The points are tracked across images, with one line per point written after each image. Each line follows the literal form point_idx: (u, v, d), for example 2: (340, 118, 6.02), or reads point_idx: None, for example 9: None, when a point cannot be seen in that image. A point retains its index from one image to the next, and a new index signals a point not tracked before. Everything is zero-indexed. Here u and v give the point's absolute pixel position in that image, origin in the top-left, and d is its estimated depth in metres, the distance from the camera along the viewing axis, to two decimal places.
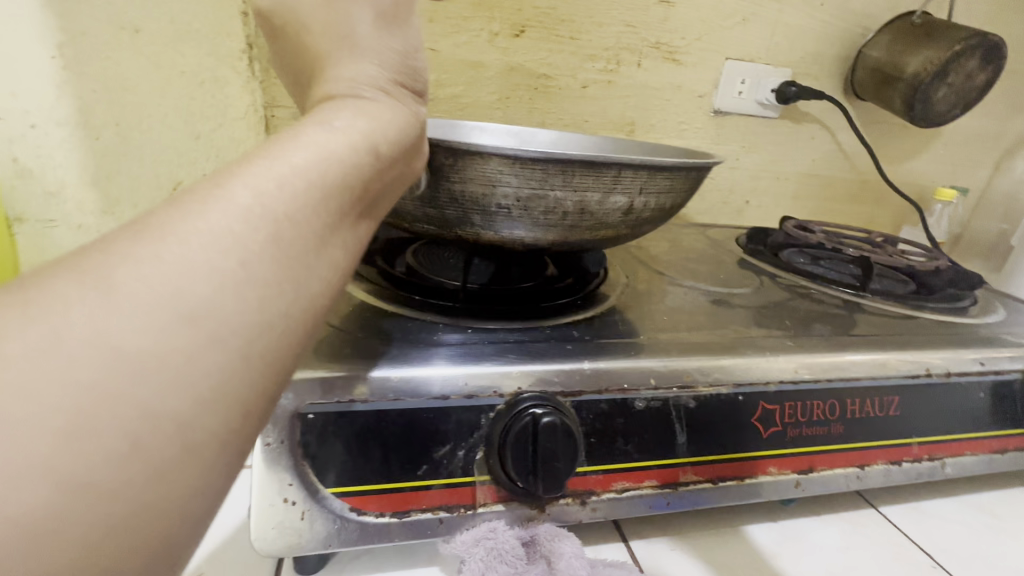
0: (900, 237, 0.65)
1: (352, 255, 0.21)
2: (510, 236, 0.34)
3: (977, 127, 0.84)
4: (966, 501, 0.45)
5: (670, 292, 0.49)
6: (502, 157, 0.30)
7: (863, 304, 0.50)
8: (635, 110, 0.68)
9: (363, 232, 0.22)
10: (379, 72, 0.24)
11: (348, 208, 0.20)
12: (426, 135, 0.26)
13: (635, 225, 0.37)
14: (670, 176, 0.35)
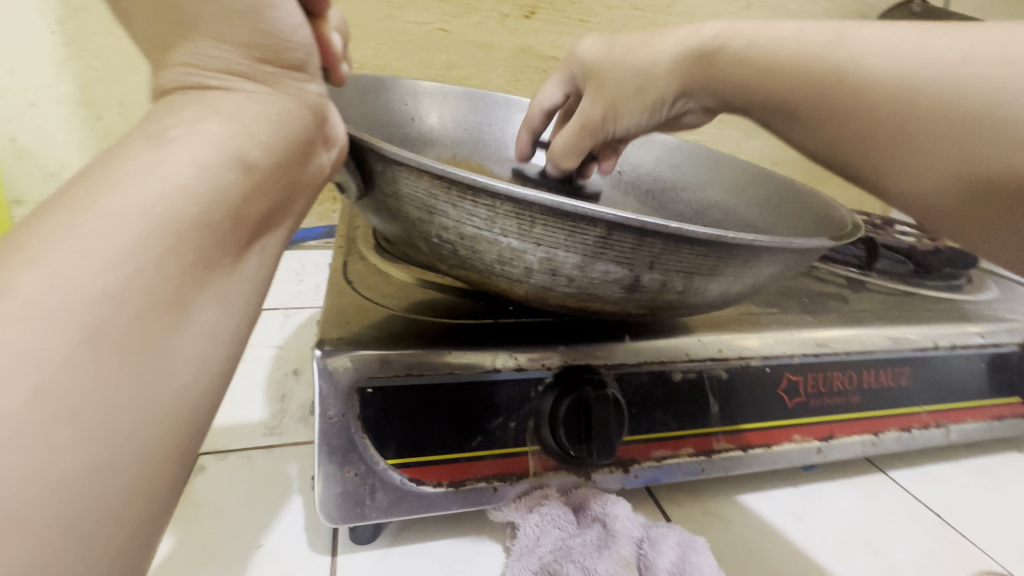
0: (896, 220, 0.76)
1: (237, 296, 0.21)
2: (463, 266, 0.31)
3: None
4: (965, 465, 0.49)
5: None
6: (441, 185, 0.28)
7: (867, 282, 0.60)
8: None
9: (250, 263, 0.22)
10: (226, 49, 0.22)
11: (209, 251, 0.20)
12: (312, 136, 0.25)
13: (644, 299, 0.30)
14: (696, 252, 0.28)
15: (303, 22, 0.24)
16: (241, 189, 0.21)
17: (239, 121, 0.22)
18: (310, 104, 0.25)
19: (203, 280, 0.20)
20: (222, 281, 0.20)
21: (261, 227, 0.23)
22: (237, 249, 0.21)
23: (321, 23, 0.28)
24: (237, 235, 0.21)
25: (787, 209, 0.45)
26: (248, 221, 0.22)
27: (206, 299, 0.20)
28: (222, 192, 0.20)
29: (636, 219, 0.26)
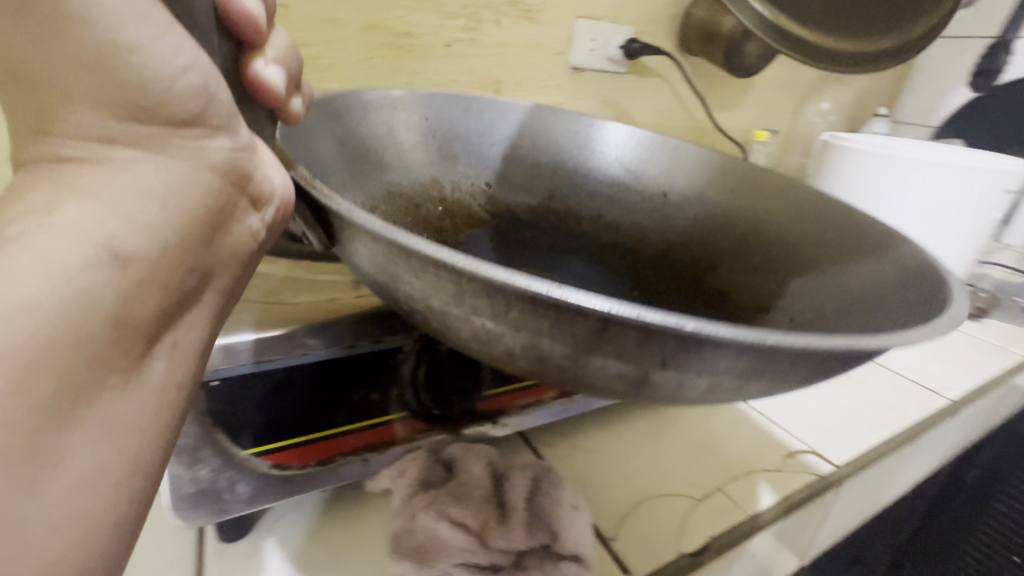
0: None
1: (132, 415, 0.18)
2: (442, 334, 0.27)
3: (783, 72, 0.89)
4: None
5: None
6: (402, 257, 0.24)
7: None
8: (502, 68, 0.63)
9: (153, 369, 0.19)
10: (94, 116, 0.18)
11: (78, 380, 0.16)
12: (211, 199, 0.21)
13: (668, 390, 0.26)
14: (729, 354, 0.22)
15: (191, 62, 0.19)
16: (114, 292, 0.17)
17: (105, 203, 0.18)
18: (214, 166, 0.21)
19: (82, 412, 0.17)
20: (112, 405, 0.17)
21: (170, 323, 0.20)
22: (132, 363, 0.18)
23: (258, 58, 0.23)
24: (126, 344, 0.18)
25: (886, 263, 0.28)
26: (138, 326, 0.18)
27: (90, 429, 0.17)
28: (86, 297, 0.17)
29: (635, 316, 0.21)
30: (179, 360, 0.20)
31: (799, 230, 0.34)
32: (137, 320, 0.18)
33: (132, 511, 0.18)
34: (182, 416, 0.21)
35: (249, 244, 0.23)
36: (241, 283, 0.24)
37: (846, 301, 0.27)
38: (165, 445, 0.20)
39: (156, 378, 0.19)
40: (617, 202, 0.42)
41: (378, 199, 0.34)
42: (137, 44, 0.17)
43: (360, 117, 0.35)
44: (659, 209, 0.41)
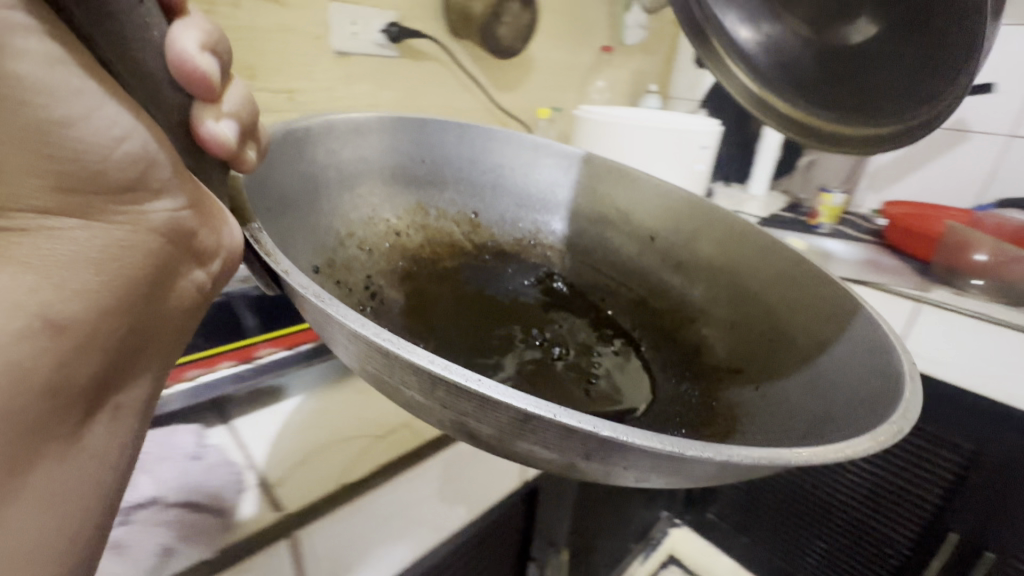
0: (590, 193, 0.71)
1: (70, 472, 0.22)
2: (380, 389, 0.30)
3: (559, 55, 1.00)
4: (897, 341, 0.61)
5: (493, 275, 0.61)
6: (334, 324, 0.27)
7: (630, 260, 0.62)
8: (252, 54, 0.62)
9: (94, 432, 0.23)
10: (44, 190, 0.20)
11: (19, 445, 0.20)
12: (141, 265, 0.23)
13: (593, 474, 0.28)
14: (647, 456, 0.25)
15: (129, 132, 0.21)
16: (47, 359, 0.20)
17: (46, 275, 0.21)
18: (155, 229, 0.23)
19: (23, 473, 0.21)
20: (50, 473, 0.21)
21: (110, 386, 0.23)
22: (69, 426, 0.22)
23: (211, 115, 0.25)
24: (64, 411, 0.21)
25: (776, 319, 0.49)
26: (74, 392, 0.21)
27: (25, 501, 0.21)
28: (20, 368, 0.20)
29: (553, 418, 0.23)
30: (121, 424, 0.24)
31: (778, 298, 0.50)
32: (73, 383, 0.21)
33: (73, 550, 0.23)
34: (128, 462, 0.25)
35: (194, 298, 0.26)
36: (188, 335, 0.27)
37: (819, 386, 0.40)
38: (107, 488, 0.24)
39: (95, 442, 0.23)
40: (605, 238, 0.63)
41: (358, 227, 0.53)
42: (72, 118, 0.20)
43: (318, 146, 0.48)
44: (628, 245, 0.62)
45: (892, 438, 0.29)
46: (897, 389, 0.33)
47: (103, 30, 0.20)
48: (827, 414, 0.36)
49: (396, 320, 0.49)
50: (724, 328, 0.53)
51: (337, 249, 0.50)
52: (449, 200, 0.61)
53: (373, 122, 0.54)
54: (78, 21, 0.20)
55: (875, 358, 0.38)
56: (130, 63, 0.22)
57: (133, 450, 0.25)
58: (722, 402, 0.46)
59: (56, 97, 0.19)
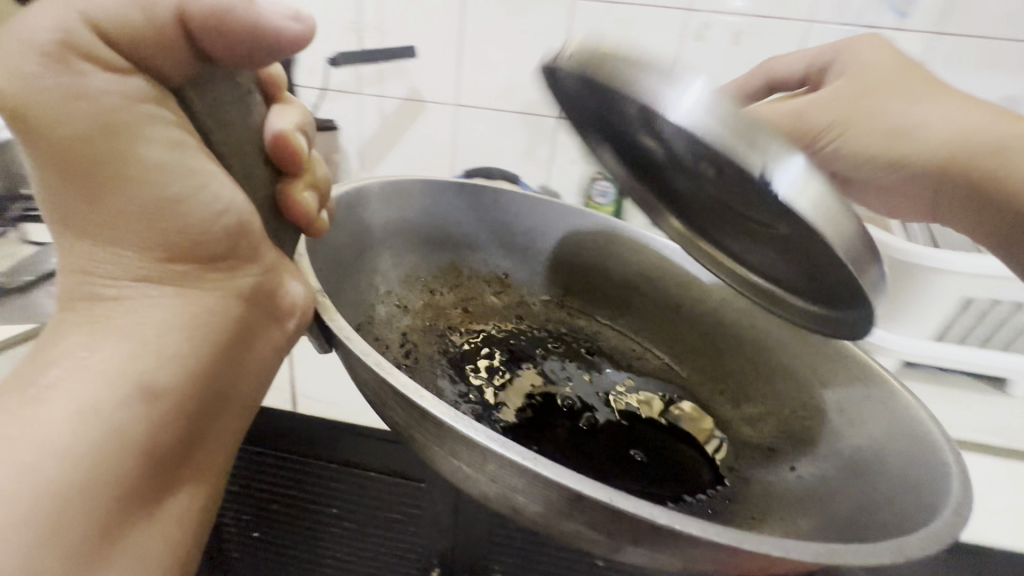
0: (595, 269, 0.63)
1: (160, 534, 0.23)
2: (425, 454, 0.30)
3: None
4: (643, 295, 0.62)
5: (518, 330, 0.61)
6: (391, 393, 0.28)
7: (655, 325, 0.61)
8: None
9: (180, 493, 0.24)
10: (141, 261, 0.22)
11: (111, 513, 0.21)
12: (224, 329, 0.24)
13: (642, 557, 0.27)
14: (696, 545, 0.24)
15: (232, 200, 0.23)
16: (141, 423, 0.22)
17: (145, 342, 0.22)
18: (242, 293, 0.25)
19: (116, 536, 0.21)
20: (138, 538, 0.22)
21: (200, 446, 0.24)
22: (159, 488, 0.23)
23: (297, 182, 0.27)
24: (151, 473, 0.22)
25: (810, 392, 0.48)
26: (160, 455, 0.22)
27: (117, 567, 0.22)
28: (116, 431, 0.21)
29: (609, 502, 0.24)
30: (202, 484, 0.24)
31: (811, 372, 0.49)
32: (164, 445, 0.22)
33: None
34: (206, 526, 0.25)
35: (270, 355, 0.27)
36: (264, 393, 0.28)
37: (855, 473, 0.39)
38: (187, 553, 0.24)
39: (180, 502, 0.24)
40: (631, 302, 0.62)
41: (395, 286, 0.56)
42: (183, 196, 0.21)
43: (362, 208, 0.53)
44: (660, 314, 0.61)
45: (948, 538, 0.28)
46: (947, 489, 0.33)
47: (215, 116, 0.22)
48: (868, 505, 0.35)
49: (428, 382, 0.51)
50: (754, 398, 0.53)
51: (378, 307, 0.53)
52: (473, 270, 0.62)
53: (414, 187, 0.57)
54: (194, 108, 0.22)
55: (918, 452, 0.37)
56: (233, 142, 0.24)
57: (213, 511, 0.26)
58: (756, 484, 0.45)
59: (174, 169, 0.21)
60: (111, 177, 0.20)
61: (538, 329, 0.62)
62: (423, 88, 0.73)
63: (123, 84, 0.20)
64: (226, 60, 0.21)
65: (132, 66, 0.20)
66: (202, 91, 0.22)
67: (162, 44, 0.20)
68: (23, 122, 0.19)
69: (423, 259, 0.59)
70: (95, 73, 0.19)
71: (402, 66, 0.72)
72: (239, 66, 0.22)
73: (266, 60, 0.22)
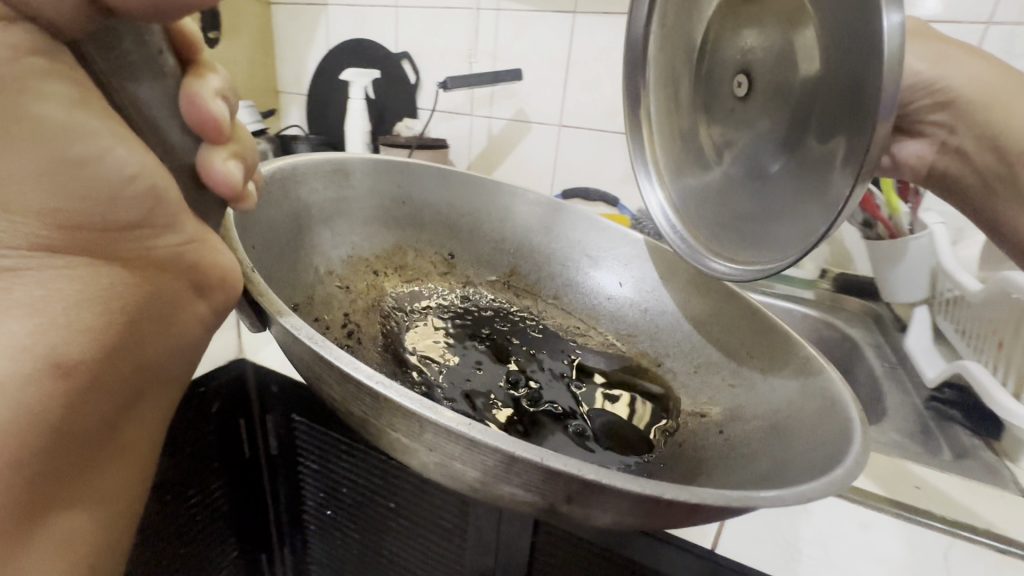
0: (544, 250, 0.64)
1: (88, 505, 0.23)
2: (367, 428, 0.30)
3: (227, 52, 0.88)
4: (592, 275, 0.63)
5: (466, 310, 0.61)
6: (325, 368, 0.28)
7: (602, 304, 0.62)
8: None
9: (106, 468, 0.24)
10: (42, 226, 0.20)
11: (26, 491, 0.21)
12: (143, 300, 0.23)
13: (578, 514, 0.28)
14: (625, 499, 0.26)
15: (141, 165, 0.21)
16: (54, 398, 0.21)
17: (55, 317, 0.21)
18: (157, 263, 0.23)
19: (39, 509, 0.22)
20: (65, 509, 0.23)
21: (120, 423, 0.23)
22: (75, 466, 0.22)
23: (218, 151, 0.26)
24: (68, 449, 0.22)
25: (742, 361, 0.51)
26: (77, 431, 0.22)
27: (43, 539, 0.22)
28: (25, 409, 0.20)
29: (541, 460, 0.25)
30: (130, 458, 0.24)
31: (740, 344, 0.52)
32: (79, 422, 0.22)
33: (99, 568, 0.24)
34: (139, 494, 0.26)
35: (199, 331, 0.26)
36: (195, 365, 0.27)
37: (773, 431, 0.42)
38: (120, 523, 0.25)
39: (108, 477, 0.24)
40: (576, 283, 0.63)
41: (338, 266, 0.55)
42: (88, 158, 0.20)
43: (303, 185, 0.51)
44: (601, 293, 0.62)
45: (844, 475, 0.31)
46: (847, 437, 0.35)
47: (120, 76, 0.21)
48: (784, 457, 0.38)
49: (372, 360, 0.51)
50: (692, 367, 0.55)
51: (318, 287, 0.52)
52: (419, 251, 0.62)
53: (358, 166, 0.57)
54: (97, 67, 0.21)
55: (826, 409, 0.40)
56: (147, 103, 0.23)
57: (146, 482, 0.26)
58: (689, 446, 0.47)
59: (69, 127, 0.19)
60: (2, 132, 0.19)
61: (484, 309, 0.62)
62: (529, 111, 0.79)
63: (6, 32, 0.18)
64: (133, 13, 0.20)
65: (18, 14, 0.18)
66: (105, 49, 0.21)
67: None
68: None
69: (369, 239, 0.58)
70: None
71: (513, 90, 0.79)
72: (146, 19, 0.20)
73: (179, 14, 0.21)
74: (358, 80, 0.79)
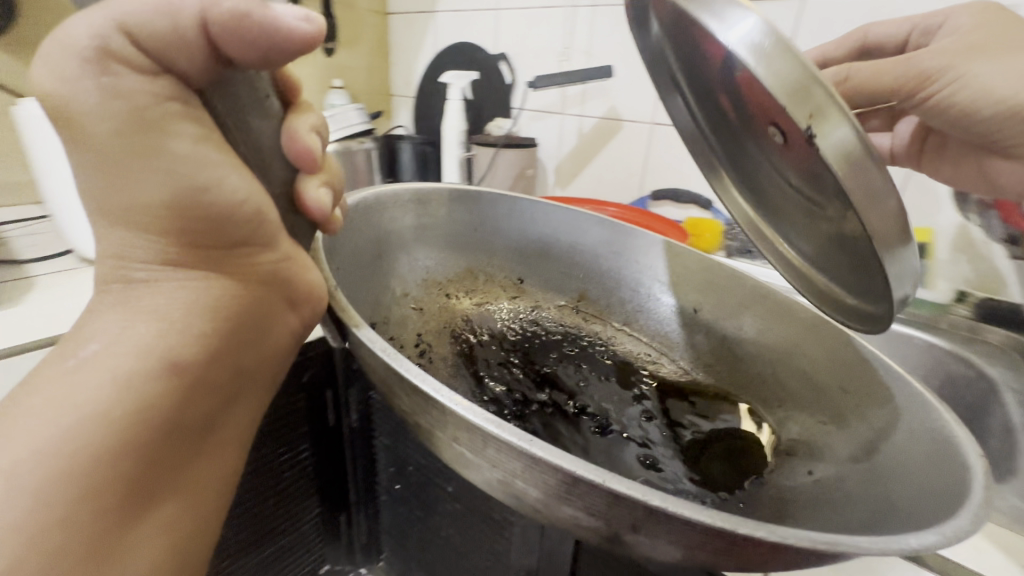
0: (614, 276, 0.63)
1: (189, 495, 0.25)
2: (436, 444, 0.31)
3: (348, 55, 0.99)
4: (665, 300, 0.61)
5: (535, 334, 0.62)
6: (397, 379, 0.29)
7: (676, 331, 0.60)
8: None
9: (207, 462, 0.26)
10: (167, 245, 0.24)
11: (142, 477, 0.23)
12: (245, 310, 0.26)
13: (641, 546, 0.27)
14: (695, 531, 0.24)
15: (249, 192, 0.24)
16: (170, 395, 0.23)
17: (171, 323, 0.24)
18: (258, 278, 0.26)
19: (151, 497, 0.24)
20: (171, 499, 0.24)
21: (219, 421, 0.26)
22: (186, 458, 0.25)
23: (308, 180, 0.29)
24: (178, 442, 0.24)
25: (833, 394, 0.47)
26: (186, 426, 0.24)
27: (155, 525, 0.24)
28: (147, 403, 0.23)
29: (603, 482, 0.24)
30: (226, 455, 0.27)
31: (833, 377, 0.47)
32: (187, 418, 0.24)
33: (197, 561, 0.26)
34: (231, 493, 0.27)
35: (286, 339, 0.28)
36: (283, 372, 0.29)
37: (871, 474, 0.38)
38: (213, 518, 0.26)
39: (207, 471, 0.26)
40: (647, 309, 0.62)
41: (413, 288, 0.58)
42: (209, 184, 0.23)
43: (383, 213, 0.55)
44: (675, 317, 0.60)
45: (966, 533, 0.26)
46: (965, 481, 0.31)
47: (235, 117, 0.25)
48: (887, 504, 0.34)
49: (443, 378, 0.52)
50: (777, 400, 0.51)
51: (393, 308, 0.55)
52: (490, 277, 0.64)
53: (433, 195, 0.59)
54: (218, 111, 0.24)
55: (938, 450, 0.35)
56: (254, 137, 0.26)
57: (238, 481, 0.28)
58: (771, 485, 0.43)
59: (192, 160, 0.23)
60: (143, 166, 0.22)
61: (552, 332, 0.62)
62: (621, 106, 0.79)
63: (150, 84, 0.22)
64: (249, 63, 0.23)
65: (160, 68, 0.22)
66: (223, 94, 0.24)
67: (182, 45, 0.22)
68: (69, 119, 0.22)
69: (444, 263, 0.61)
70: (128, 75, 0.22)
71: (606, 87, 0.79)
72: (259, 67, 0.24)
73: (288, 62, 0.24)
74: (456, 82, 0.80)
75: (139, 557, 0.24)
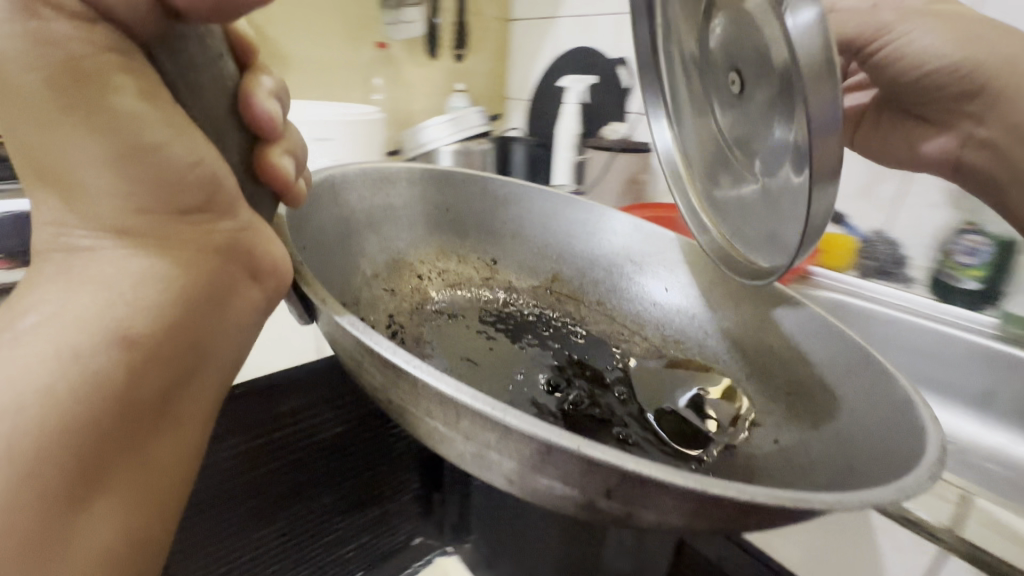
0: (586, 256, 0.63)
1: (147, 476, 0.24)
2: (409, 419, 0.30)
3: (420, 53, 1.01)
4: (637, 281, 0.61)
5: (507, 315, 0.61)
6: (367, 353, 0.28)
7: (648, 309, 0.60)
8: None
9: (165, 440, 0.24)
10: (118, 209, 0.23)
11: (92, 454, 0.22)
12: (205, 280, 0.25)
13: (615, 513, 0.27)
14: (669, 494, 0.25)
15: (203, 155, 0.23)
16: (121, 368, 0.22)
17: (121, 292, 0.23)
18: (216, 247, 0.25)
19: (102, 475, 0.22)
20: (124, 478, 0.23)
21: (178, 397, 0.24)
22: (140, 436, 0.23)
23: (271, 148, 0.28)
24: (132, 418, 0.23)
25: (798, 368, 0.47)
26: (141, 401, 0.23)
27: (108, 504, 0.23)
28: (95, 376, 0.22)
29: (577, 448, 0.24)
30: (186, 433, 0.25)
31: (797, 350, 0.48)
32: (142, 392, 0.23)
33: (155, 544, 0.25)
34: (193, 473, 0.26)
35: (251, 312, 0.27)
36: (248, 347, 0.28)
37: (836, 441, 0.39)
38: (173, 499, 0.25)
39: (165, 449, 0.24)
40: (618, 289, 0.62)
41: (383, 269, 0.57)
42: (159, 144, 0.22)
43: (350, 192, 0.54)
44: (646, 299, 0.60)
45: (918, 487, 0.27)
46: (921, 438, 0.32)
47: (185, 74, 0.23)
48: (848, 467, 0.35)
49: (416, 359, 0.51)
50: (745, 373, 0.52)
51: (363, 289, 0.54)
52: (460, 258, 0.63)
53: (401, 174, 0.58)
54: (166, 68, 0.23)
55: (896, 411, 0.37)
56: (208, 99, 0.24)
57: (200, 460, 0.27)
58: (741, 455, 0.44)
59: (137, 118, 0.21)
60: (83, 122, 0.21)
61: (524, 313, 0.62)
62: None
63: (87, 31, 0.20)
64: (198, 14, 0.22)
65: (99, 15, 0.20)
66: (172, 50, 0.22)
67: None
68: None
69: (417, 244, 0.60)
70: (60, 20, 0.20)
71: None
72: (209, 20, 0.22)
73: (244, 16, 0.22)
74: (575, 87, 0.83)
75: (88, 539, 0.22)
